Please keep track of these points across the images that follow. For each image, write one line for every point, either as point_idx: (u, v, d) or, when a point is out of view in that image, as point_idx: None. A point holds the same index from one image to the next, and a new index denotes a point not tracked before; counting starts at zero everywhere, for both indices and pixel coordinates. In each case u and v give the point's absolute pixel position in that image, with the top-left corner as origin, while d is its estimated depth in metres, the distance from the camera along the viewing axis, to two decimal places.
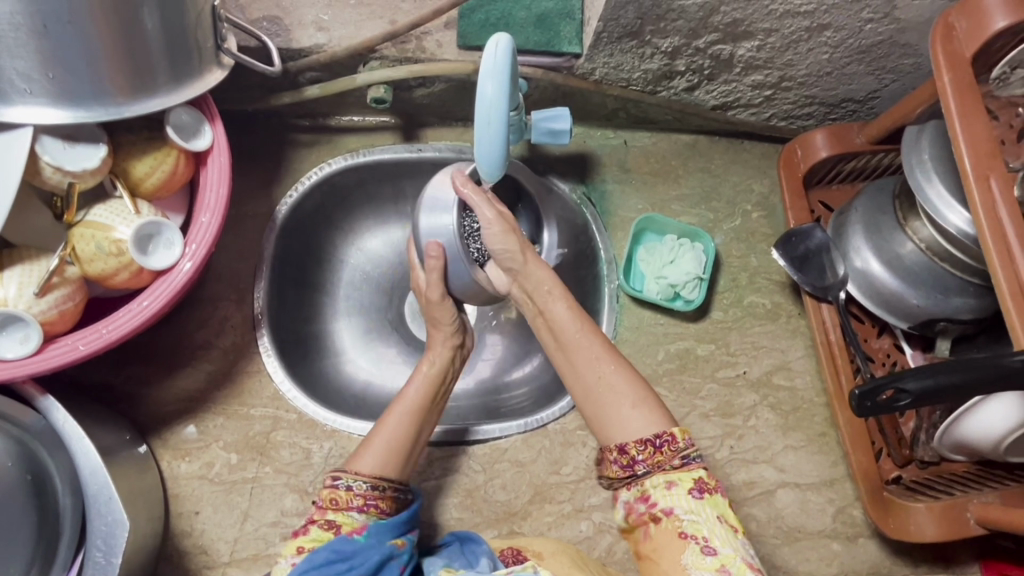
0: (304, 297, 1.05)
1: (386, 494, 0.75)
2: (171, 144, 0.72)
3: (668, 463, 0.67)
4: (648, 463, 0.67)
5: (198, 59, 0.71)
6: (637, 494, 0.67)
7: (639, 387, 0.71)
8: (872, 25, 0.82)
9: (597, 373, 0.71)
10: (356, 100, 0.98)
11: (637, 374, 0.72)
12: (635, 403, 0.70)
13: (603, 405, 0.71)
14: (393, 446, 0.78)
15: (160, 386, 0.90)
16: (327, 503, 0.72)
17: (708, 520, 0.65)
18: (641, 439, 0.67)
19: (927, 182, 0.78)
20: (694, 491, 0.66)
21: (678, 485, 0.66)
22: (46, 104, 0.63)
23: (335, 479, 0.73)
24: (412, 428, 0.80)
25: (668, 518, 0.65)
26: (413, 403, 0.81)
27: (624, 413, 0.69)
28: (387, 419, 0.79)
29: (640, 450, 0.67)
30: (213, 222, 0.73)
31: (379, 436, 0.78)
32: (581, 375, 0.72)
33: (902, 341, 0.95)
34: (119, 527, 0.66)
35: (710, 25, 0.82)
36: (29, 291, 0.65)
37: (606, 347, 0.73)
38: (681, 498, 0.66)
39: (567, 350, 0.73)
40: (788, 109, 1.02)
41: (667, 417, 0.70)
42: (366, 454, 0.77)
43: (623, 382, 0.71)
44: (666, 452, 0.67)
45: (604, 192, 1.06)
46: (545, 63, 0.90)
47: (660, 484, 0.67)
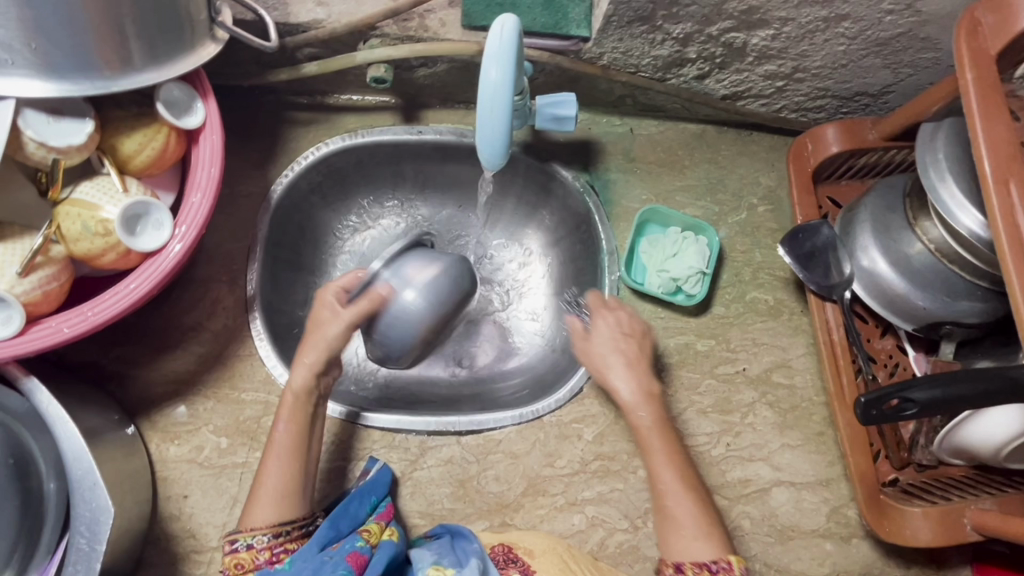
0: (298, 280, 1.03)
1: (292, 535, 0.76)
2: (161, 120, 0.69)
3: (708, 570, 0.74)
4: (690, 569, 0.74)
5: (191, 33, 0.68)
6: None
7: (704, 518, 0.77)
8: (892, 17, 0.79)
9: (674, 505, 0.78)
10: (355, 79, 0.95)
11: (709, 508, 0.78)
12: (700, 535, 0.76)
13: (671, 528, 0.77)
14: (285, 488, 0.77)
15: (149, 368, 0.89)
16: (234, 569, 0.72)
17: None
18: (698, 563, 0.74)
19: (940, 182, 0.76)
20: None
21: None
22: (30, 75, 0.60)
23: (233, 542, 0.73)
24: (296, 467, 0.78)
25: None
26: (290, 440, 0.79)
27: (687, 544, 0.76)
28: (267, 467, 0.77)
29: (694, 569, 0.74)
30: (204, 202, 0.70)
31: (266, 483, 0.76)
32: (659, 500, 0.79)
33: (905, 342, 0.93)
34: (103, 513, 0.64)
35: (724, 12, 0.79)
36: (12, 270, 0.63)
37: (687, 481, 0.80)
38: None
39: (653, 487, 0.80)
40: (799, 101, 0.99)
41: (725, 544, 0.76)
42: (260, 504, 0.76)
43: (687, 513, 0.77)
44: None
45: (607, 181, 1.03)
46: (552, 46, 0.87)
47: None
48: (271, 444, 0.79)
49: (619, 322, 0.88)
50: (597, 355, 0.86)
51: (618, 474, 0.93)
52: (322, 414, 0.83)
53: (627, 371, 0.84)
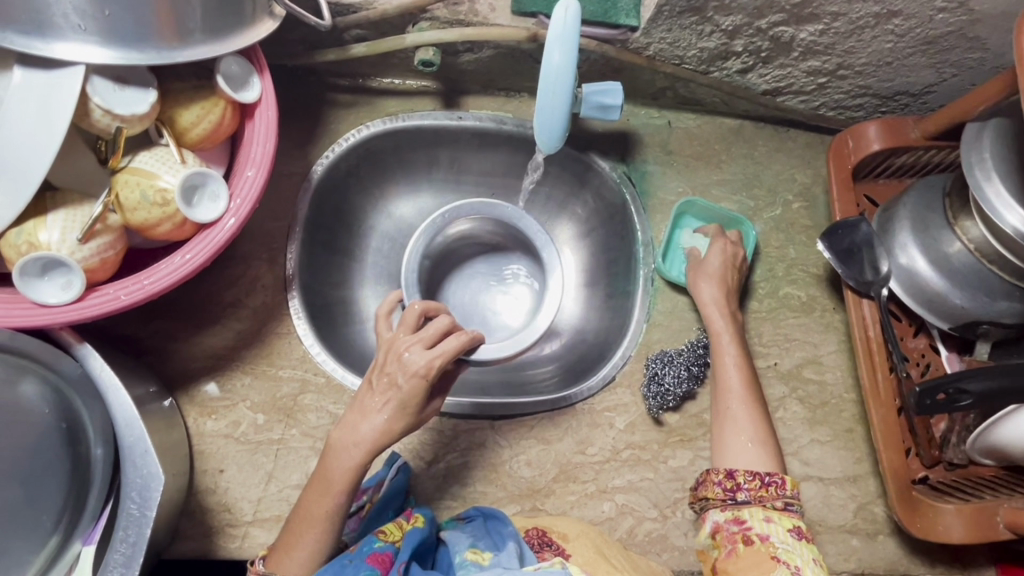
0: (334, 261, 1.03)
1: None
2: (219, 94, 0.69)
3: (771, 501, 0.78)
4: (751, 492, 0.79)
5: (250, 6, 0.68)
6: (731, 516, 0.78)
7: (761, 429, 0.84)
8: (944, 15, 0.79)
9: (734, 408, 0.86)
10: (400, 62, 0.95)
11: (763, 416, 0.86)
12: (757, 441, 0.83)
13: (728, 428, 0.85)
14: (318, 551, 0.72)
15: (189, 342, 0.89)
16: None
17: (803, 555, 0.74)
18: (751, 471, 0.80)
19: (986, 182, 0.76)
20: (793, 531, 0.76)
21: (776, 521, 0.77)
22: (95, 43, 0.61)
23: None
24: (333, 534, 0.73)
25: (762, 542, 0.75)
26: (333, 510, 0.72)
27: (742, 444, 0.83)
28: (305, 529, 0.72)
29: (749, 479, 0.79)
30: (258, 176, 0.71)
31: (301, 540, 0.71)
32: (724, 410, 0.87)
33: (938, 342, 0.94)
34: (154, 480, 0.65)
35: (777, 5, 0.79)
36: (73, 237, 0.63)
37: (751, 389, 0.87)
38: (778, 530, 0.76)
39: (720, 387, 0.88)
40: (840, 98, 0.99)
41: (773, 463, 0.82)
42: (292, 555, 0.71)
43: (747, 417, 0.85)
44: (772, 491, 0.79)
45: (644, 173, 1.03)
46: (599, 35, 0.87)
47: (758, 514, 0.77)
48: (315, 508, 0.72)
49: (728, 255, 0.95)
50: (709, 276, 0.93)
51: (649, 464, 0.94)
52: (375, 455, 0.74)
53: (716, 284, 0.93)
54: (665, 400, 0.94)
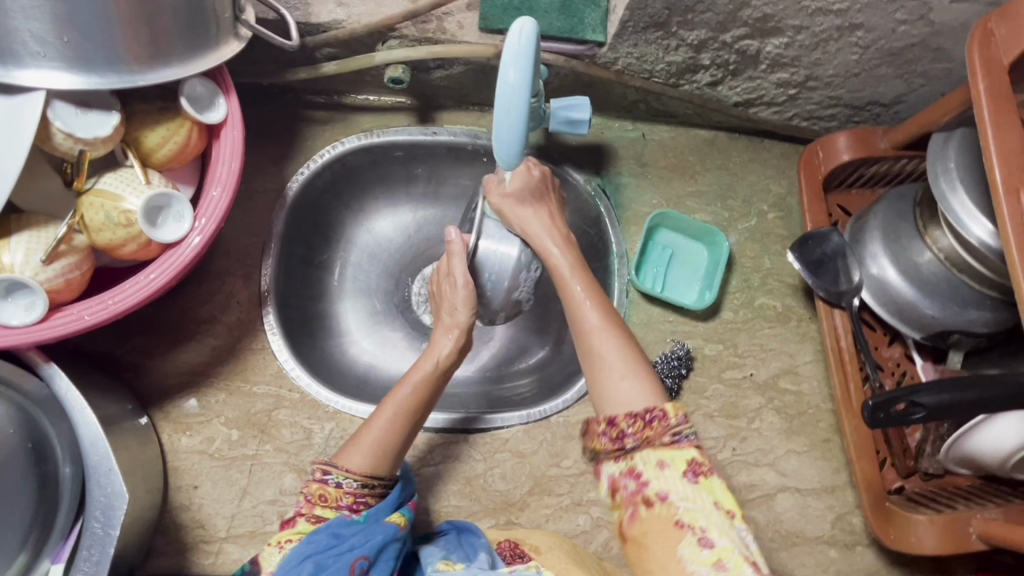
0: (311, 276, 1.04)
1: (375, 490, 0.74)
2: (185, 116, 0.70)
3: (657, 439, 0.61)
4: (637, 437, 0.62)
5: (215, 30, 0.69)
6: (625, 469, 0.61)
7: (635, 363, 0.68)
8: (906, 27, 0.80)
9: (600, 346, 0.70)
10: (372, 79, 0.96)
11: (636, 347, 0.70)
12: (628, 373, 0.67)
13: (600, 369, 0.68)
14: (381, 446, 0.75)
15: (164, 359, 0.90)
16: (316, 498, 0.72)
17: (705, 508, 0.59)
18: (630, 413, 0.63)
19: (951, 192, 0.76)
20: (688, 473, 0.60)
21: (670, 466, 0.60)
22: (60, 68, 0.62)
23: (325, 474, 0.73)
24: (406, 427, 0.77)
25: (662, 504, 0.59)
26: (410, 404, 0.78)
27: (616, 385, 0.66)
28: (379, 414, 0.77)
29: (630, 423, 0.62)
30: (224, 197, 0.71)
31: (370, 430, 0.75)
32: (587, 346, 0.71)
33: (913, 351, 0.93)
34: (118, 499, 0.66)
35: (739, 19, 0.80)
36: (36, 258, 0.64)
37: (613, 326, 0.72)
38: (673, 479, 0.60)
39: (578, 327, 0.73)
40: (812, 109, 1.00)
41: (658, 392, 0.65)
42: (357, 448, 0.74)
43: (614, 351, 0.69)
44: (656, 427, 0.61)
45: (618, 185, 1.04)
46: (567, 50, 0.87)
47: (651, 461, 0.61)
48: (392, 397, 0.78)
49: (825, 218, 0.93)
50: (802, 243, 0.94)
51: None
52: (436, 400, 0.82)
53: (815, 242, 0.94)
54: None
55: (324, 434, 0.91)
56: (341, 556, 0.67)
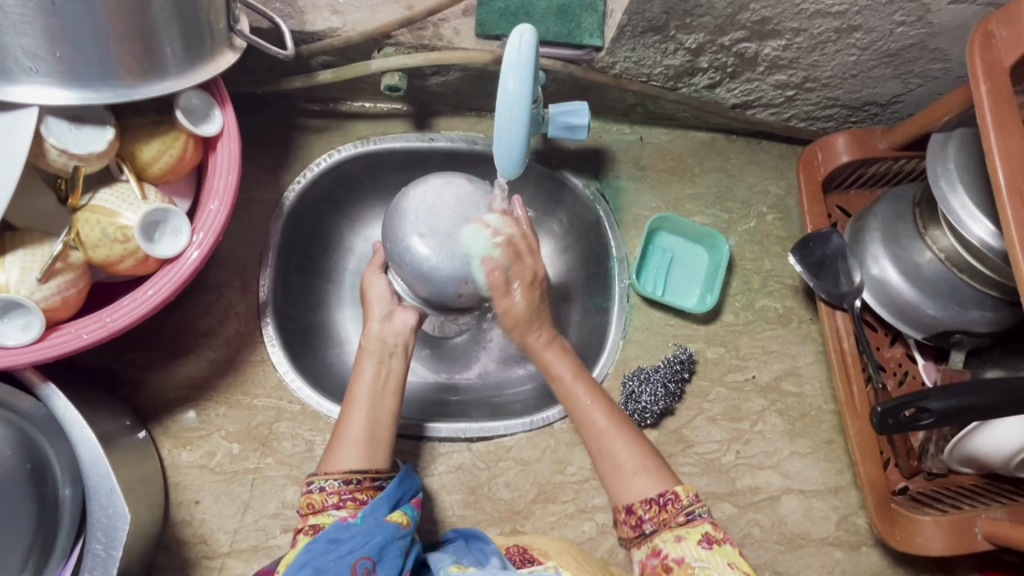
0: (309, 286, 1.03)
1: (363, 485, 0.75)
2: (180, 128, 0.70)
3: (671, 520, 0.72)
4: (654, 521, 0.73)
5: (209, 41, 0.68)
6: (649, 550, 0.72)
7: (654, 460, 0.76)
8: (904, 28, 0.80)
9: (609, 446, 0.78)
10: (368, 86, 0.96)
11: (643, 442, 0.78)
12: (640, 471, 0.75)
13: (612, 471, 0.77)
14: (361, 438, 0.77)
15: (162, 373, 0.89)
16: (306, 509, 0.73)
17: (719, 566, 0.68)
18: (647, 500, 0.73)
19: (951, 192, 0.76)
20: (703, 542, 0.70)
21: (686, 538, 0.70)
22: (52, 83, 0.61)
23: (310, 484, 0.74)
24: (370, 413, 0.79)
25: (679, 567, 0.69)
26: (371, 382, 0.81)
27: (631, 483, 0.75)
28: (346, 416, 0.79)
29: (645, 509, 0.73)
30: (221, 210, 0.70)
31: (346, 433, 0.78)
32: (595, 442, 0.79)
33: (914, 351, 0.93)
34: (120, 520, 0.65)
35: (737, 22, 0.80)
36: (32, 276, 0.63)
37: (619, 423, 0.79)
38: (690, 549, 0.69)
39: (586, 429, 0.80)
40: (809, 110, 1.00)
41: (667, 476, 0.75)
42: (343, 449, 0.76)
43: (628, 452, 0.77)
44: (670, 510, 0.72)
45: (617, 189, 1.04)
46: (564, 55, 0.87)
47: (669, 538, 0.71)
48: (350, 394, 0.81)
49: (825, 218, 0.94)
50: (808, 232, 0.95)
51: None
52: (400, 367, 0.84)
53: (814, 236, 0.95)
54: (642, 417, 0.94)
55: (326, 445, 0.90)
56: (341, 558, 0.66)
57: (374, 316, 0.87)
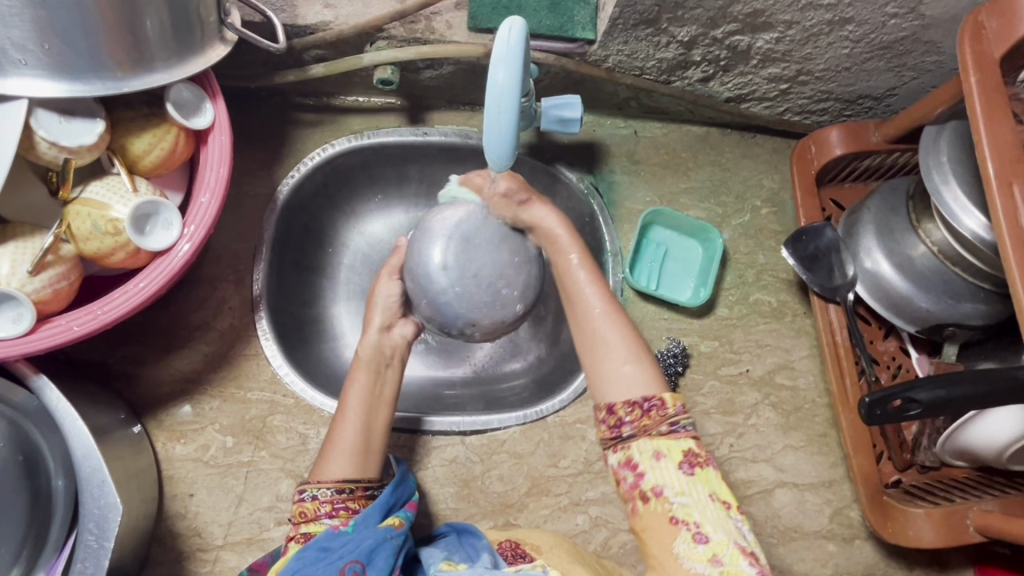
0: (304, 280, 1.03)
1: (355, 495, 0.74)
2: (171, 121, 0.70)
3: (655, 428, 0.63)
4: (634, 425, 0.63)
5: (200, 34, 0.68)
6: (623, 460, 0.64)
7: (637, 346, 0.67)
8: (896, 21, 0.79)
9: (602, 328, 0.68)
10: (362, 80, 0.96)
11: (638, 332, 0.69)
12: (630, 357, 0.66)
13: (596, 354, 0.68)
14: (355, 448, 0.76)
15: (156, 367, 0.89)
16: (298, 518, 0.72)
17: (699, 500, 0.61)
18: (630, 401, 0.64)
19: (944, 185, 0.76)
20: (684, 465, 0.62)
21: (667, 456, 0.62)
22: (42, 76, 0.61)
23: (301, 492, 0.73)
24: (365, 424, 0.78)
25: (657, 500, 0.61)
26: (365, 389, 0.81)
27: (616, 369, 0.66)
28: (338, 425, 0.77)
29: (627, 411, 0.64)
30: (213, 203, 0.71)
31: (336, 441, 0.76)
32: (582, 330, 0.70)
33: (907, 345, 0.94)
34: (112, 511, 0.65)
35: (729, 15, 0.80)
36: (23, 269, 0.64)
37: (612, 306, 0.70)
38: (668, 470, 0.62)
39: (578, 314, 0.71)
40: (803, 103, 0.99)
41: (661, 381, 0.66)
42: (333, 458, 0.75)
43: (619, 337, 0.67)
44: (654, 416, 0.63)
45: (611, 183, 1.04)
46: (557, 49, 0.87)
47: (647, 450, 0.63)
48: (344, 403, 0.79)
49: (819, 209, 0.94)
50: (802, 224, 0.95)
51: None
52: (393, 378, 0.84)
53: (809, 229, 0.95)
54: None
55: (320, 439, 0.90)
56: (330, 565, 0.66)
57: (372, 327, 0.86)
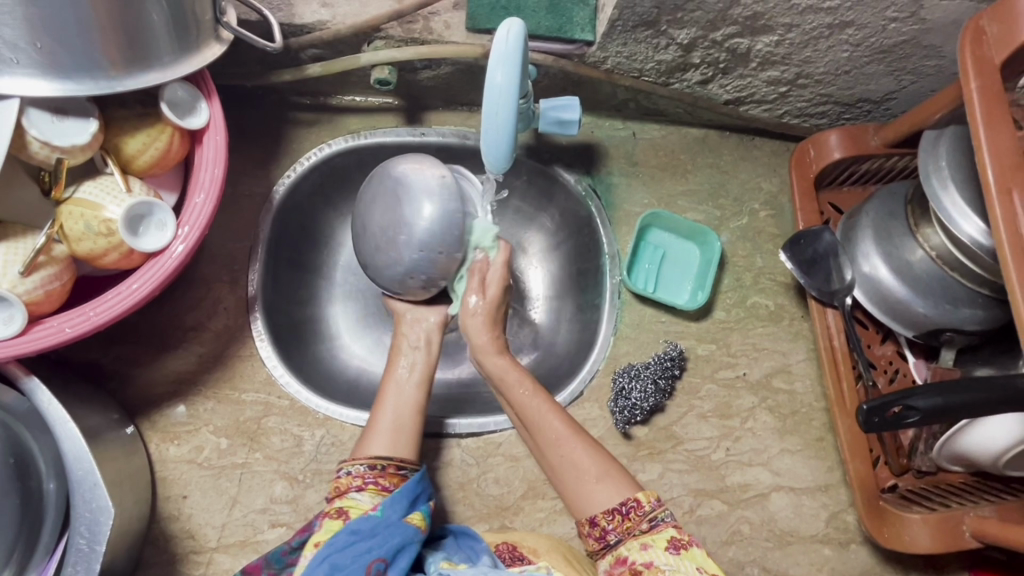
0: (299, 281, 1.03)
1: (388, 471, 0.74)
2: (165, 121, 0.69)
3: (636, 528, 0.69)
4: (617, 530, 0.69)
5: (195, 33, 0.68)
6: (615, 559, 0.69)
7: (603, 460, 0.72)
8: (896, 25, 0.79)
9: (568, 454, 0.73)
10: (358, 80, 0.95)
11: (599, 446, 0.74)
12: (598, 478, 0.71)
13: (567, 480, 0.73)
14: (395, 426, 0.77)
15: (149, 368, 0.89)
16: (335, 492, 0.73)
17: (688, 571, 0.65)
18: (609, 510, 0.70)
19: (942, 190, 0.75)
20: (670, 548, 0.66)
21: (652, 545, 0.67)
22: (34, 75, 0.60)
23: (340, 469, 0.74)
24: (404, 403, 0.79)
25: (648, 572, 0.65)
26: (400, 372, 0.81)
27: (590, 490, 0.71)
28: (379, 407, 0.79)
29: (609, 518, 0.69)
30: (207, 203, 0.70)
31: (377, 421, 0.78)
32: (551, 455, 0.74)
33: (905, 349, 0.93)
34: (103, 514, 0.64)
35: (729, 17, 0.79)
36: (14, 269, 0.63)
37: (574, 428, 0.75)
38: (658, 555, 0.66)
39: (542, 441, 0.74)
40: (802, 106, 0.99)
41: (629, 482, 0.72)
42: (374, 438, 0.76)
43: (586, 458, 0.72)
44: (633, 518, 0.69)
45: (609, 185, 1.03)
46: (555, 50, 0.87)
47: (635, 546, 0.68)
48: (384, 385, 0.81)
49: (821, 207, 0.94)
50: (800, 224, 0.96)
51: None
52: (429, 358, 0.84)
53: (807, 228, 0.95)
54: (632, 414, 0.94)
55: (315, 441, 0.90)
56: (359, 557, 0.65)
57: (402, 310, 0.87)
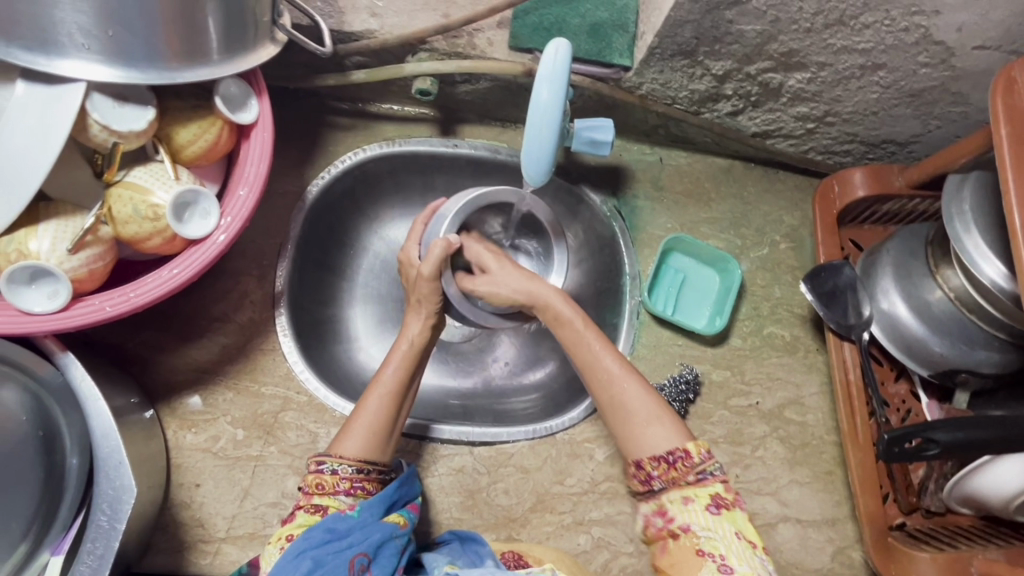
0: (324, 280, 1.04)
1: (371, 476, 0.76)
2: (217, 114, 0.71)
3: (681, 479, 0.71)
4: (662, 478, 0.71)
5: (253, 32, 0.70)
6: (655, 508, 0.72)
7: (657, 405, 0.76)
8: (926, 70, 0.82)
9: (622, 394, 0.77)
10: (398, 89, 0.98)
11: (653, 391, 0.77)
12: (652, 421, 0.74)
13: (624, 418, 0.76)
14: (377, 427, 0.77)
15: (172, 355, 0.90)
16: (314, 487, 0.73)
17: (726, 537, 0.67)
18: (655, 455, 0.72)
19: (965, 232, 0.77)
20: (712, 506, 0.69)
21: (693, 501, 0.69)
22: (100, 61, 0.63)
23: (320, 463, 0.74)
24: (393, 406, 0.79)
25: (685, 534, 0.68)
26: (399, 381, 0.81)
27: (644, 431, 0.74)
28: (368, 401, 0.79)
29: (654, 465, 0.72)
30: (250, 196, 0.72)
31: (363, 416, 0.78)
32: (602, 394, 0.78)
33: (918, 388, 0.94)
34: (125, 493, 0.66)
35: (765, 52, 0.82)
36: (63, 246, 0.65)
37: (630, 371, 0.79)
38: (697, 514, 0.69)
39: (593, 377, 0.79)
40: (828, 143, 1.01)
41: (681, 430, 0.74)
42: (352, 434, 0.77)
43: (638, 398, 0.76)
44: (679, 468, 0.71)
45: (634, 208, 1.05)
46: (594, 72, 0.89)
47: (677, 498, 0.70)
48: (377, 382, 0.80)
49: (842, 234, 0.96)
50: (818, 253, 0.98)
51: (626, 497, 0.94)
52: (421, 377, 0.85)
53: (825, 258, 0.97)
54: None
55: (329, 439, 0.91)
56: (340, 552, 0.66)
57: (416, 316, 0.87)
